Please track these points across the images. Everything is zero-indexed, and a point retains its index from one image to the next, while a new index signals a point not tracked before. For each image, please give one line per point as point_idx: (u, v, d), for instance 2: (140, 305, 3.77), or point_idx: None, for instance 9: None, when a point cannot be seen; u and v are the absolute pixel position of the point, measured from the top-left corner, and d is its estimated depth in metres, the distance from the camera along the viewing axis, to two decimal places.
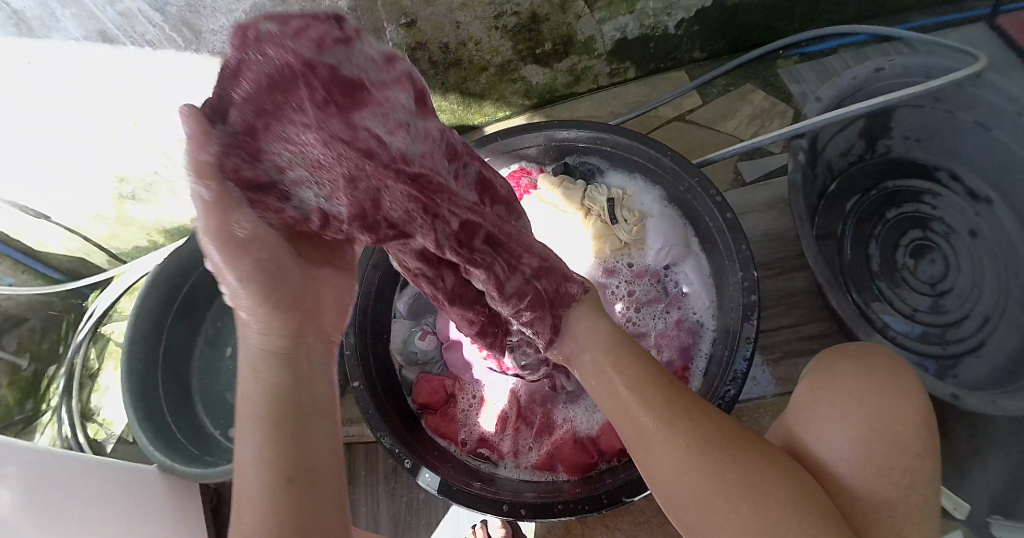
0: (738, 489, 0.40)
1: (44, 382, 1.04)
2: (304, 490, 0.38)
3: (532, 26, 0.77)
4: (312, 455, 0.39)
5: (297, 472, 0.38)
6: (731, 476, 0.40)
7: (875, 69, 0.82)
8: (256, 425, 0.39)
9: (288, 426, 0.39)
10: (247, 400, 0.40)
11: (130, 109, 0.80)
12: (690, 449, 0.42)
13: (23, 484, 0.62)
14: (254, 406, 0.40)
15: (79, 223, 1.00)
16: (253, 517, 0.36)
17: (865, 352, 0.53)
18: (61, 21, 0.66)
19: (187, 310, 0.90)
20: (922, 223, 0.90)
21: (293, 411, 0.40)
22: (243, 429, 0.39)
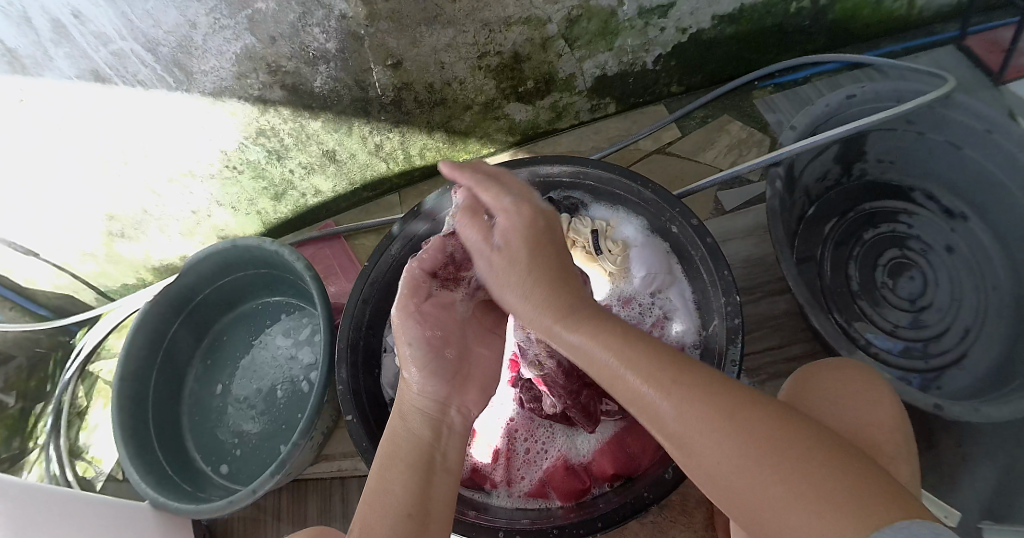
0: (781, 487, 0.35)
1: (31, 420, 1.04)
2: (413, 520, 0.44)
3: (515, 65, 0.80)
4: (431, 505, 0.46)
5: (411, 505, 0.45)
6: (776, 462, 0.36)
7: (847, 96, 0.85)
8: (402, 471, 0.47)
9: (419, 481, 0.47)
10: (399, 443, 0.50)
11: (123, 149, 0.81)
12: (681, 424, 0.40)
13: (10, 521, 0.61)
14: (392, 447, 0.50)
15: (69, 261, 0.99)
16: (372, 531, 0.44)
17: (841, 368, 0.59)
18: (54, 61, 0.66)
19: (180, 346, 0.90)
20: (899, 242, 0.92)
21: (424, 463, 0.48)
22: (378, 467, 0.49)
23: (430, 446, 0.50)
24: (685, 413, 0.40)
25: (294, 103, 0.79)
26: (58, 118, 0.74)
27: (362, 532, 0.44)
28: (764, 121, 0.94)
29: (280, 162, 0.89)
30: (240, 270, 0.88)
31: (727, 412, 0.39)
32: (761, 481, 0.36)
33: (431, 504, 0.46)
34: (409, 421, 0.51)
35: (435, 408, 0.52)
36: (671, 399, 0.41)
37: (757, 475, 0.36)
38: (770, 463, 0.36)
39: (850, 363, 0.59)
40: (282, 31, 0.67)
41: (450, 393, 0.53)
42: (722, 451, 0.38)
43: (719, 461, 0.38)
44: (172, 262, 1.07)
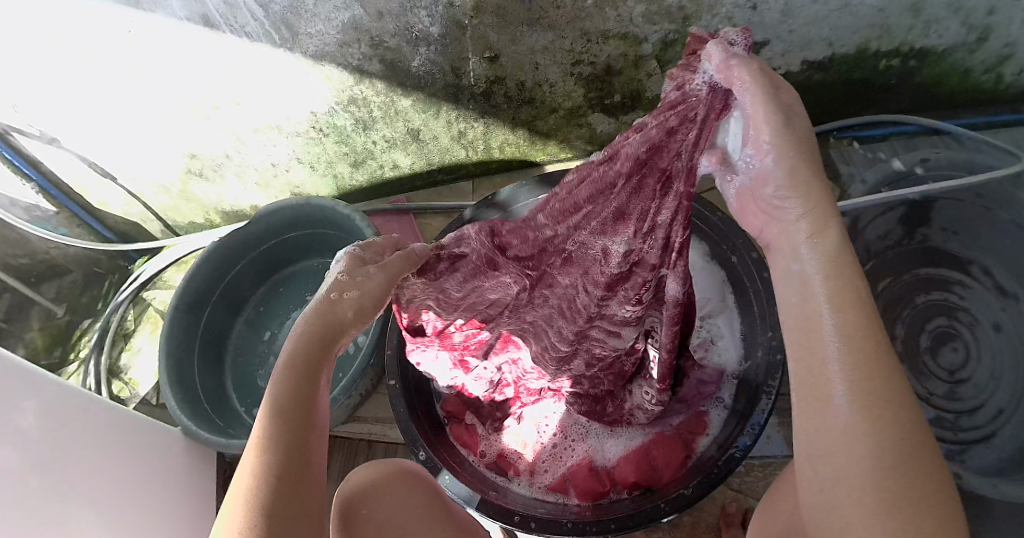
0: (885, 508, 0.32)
1: (77, 334, 1.09)
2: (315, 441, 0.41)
3: (605, 77, 0.82)
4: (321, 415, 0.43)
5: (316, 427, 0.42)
6: (893, 493, 0.32)
7: (922, 159, 0.86)
8: (299, 381, 0.43)
9: (310, 389, 0.43)
10: (300, 352, 0.45)
11: (218, 94, 0.86)
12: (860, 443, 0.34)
13: (38, 422, 0.64)
14: (293, 354, 0.45)
15: (143, 190, 1.05)
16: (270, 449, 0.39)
17: None
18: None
19: (238, 290, 0.95)
20: (949, 312, 0.92)
21: (309, 370, 0.44)
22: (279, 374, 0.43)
23: (320, 358, 0.46)
24: (851, 405, 0.35)
25: (389, 79, 0.82)
26: (160, 54, 0.78)
27: (257, 444, 0.39)
28: (837, 172, 0.95)
29: (365, 132, 0.92)
30: (308, 228, 0.92)
31: (902, 431, 0.34)
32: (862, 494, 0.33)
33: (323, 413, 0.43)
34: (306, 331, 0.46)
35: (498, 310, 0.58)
36: (855, 407, 0.35)
37: (864, 495, 0.33)
38: (885, 505, 0.32)
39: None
40: (390, 9, 0.71)
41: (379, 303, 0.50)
42: (859, 454, 0.34)
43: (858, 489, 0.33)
44: (242, 210, 1.11)
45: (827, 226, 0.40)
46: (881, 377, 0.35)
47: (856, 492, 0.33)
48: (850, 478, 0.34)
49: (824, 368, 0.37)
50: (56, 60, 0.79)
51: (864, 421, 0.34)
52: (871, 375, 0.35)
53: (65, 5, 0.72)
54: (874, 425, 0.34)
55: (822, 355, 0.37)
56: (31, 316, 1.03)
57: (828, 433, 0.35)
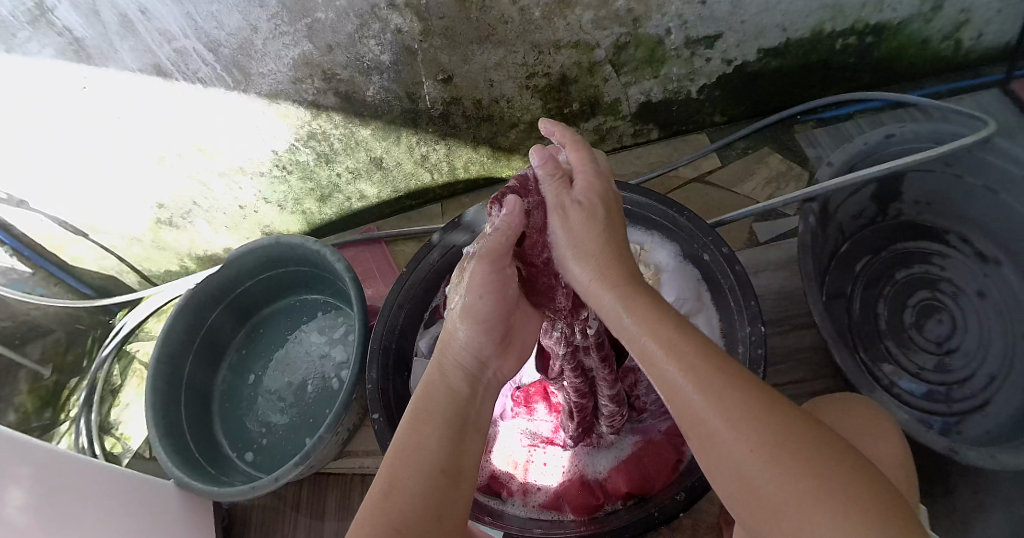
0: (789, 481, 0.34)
1: (65, 394, 1.08)
2: (448, 485, 0.44)
3: (561, 87, 0.82)
4: (463, 463, 0.46)
5: (449, 469, 0.45)
6: (794, 462, 0.35)
7: (886, 135, 0.85)
8: (437, 426, 0.47)
9: (454, 437, 0.47)
10: (439, 397, 0.50)
11: (179, 142, 0.85)
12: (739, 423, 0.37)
13: (32, 486, 0.63)
14: (426, 404, 0.50)
15: (116, 244, 1.04)
16: (409, 485, 0.43)
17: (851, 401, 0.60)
18: (120, 53, 0.71)
19: (218, 333, 0.93)
20: (931, 283, 0.92)
21: (458, 419, 0.49)
22: (410, 422, 0.49)
23: (467, 407, 0.51)
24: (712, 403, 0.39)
25: (346, 110, 0.82)
26: (120, 105, 0.77)
27: (391, 484, 0.43)
28: (803, 155, 0.95)
29: (328, 165, 0.92)
30: (283, 267, 0.91)
31: (757, 405, 0.37)
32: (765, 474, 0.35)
33: (463, 464, 0.46)
34: (450, 378, 0.52)
35: (474, 366, 0.54)
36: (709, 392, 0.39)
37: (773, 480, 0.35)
38: (781, 464, 0.35)
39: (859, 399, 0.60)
40: (339, 40, 0.70)
41: (492, 353, 0.56)
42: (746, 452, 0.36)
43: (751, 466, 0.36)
44: (216, 253, 1.10)
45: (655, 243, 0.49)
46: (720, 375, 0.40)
47: (764, 482, 0.35)
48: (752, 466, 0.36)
49: (676, 388, 0.41)
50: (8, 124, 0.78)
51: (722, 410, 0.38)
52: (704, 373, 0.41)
53: (14, 66, 0.71)
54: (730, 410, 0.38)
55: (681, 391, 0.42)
56: (18, 379, 1.02)
57: (721, 451, 0.37)
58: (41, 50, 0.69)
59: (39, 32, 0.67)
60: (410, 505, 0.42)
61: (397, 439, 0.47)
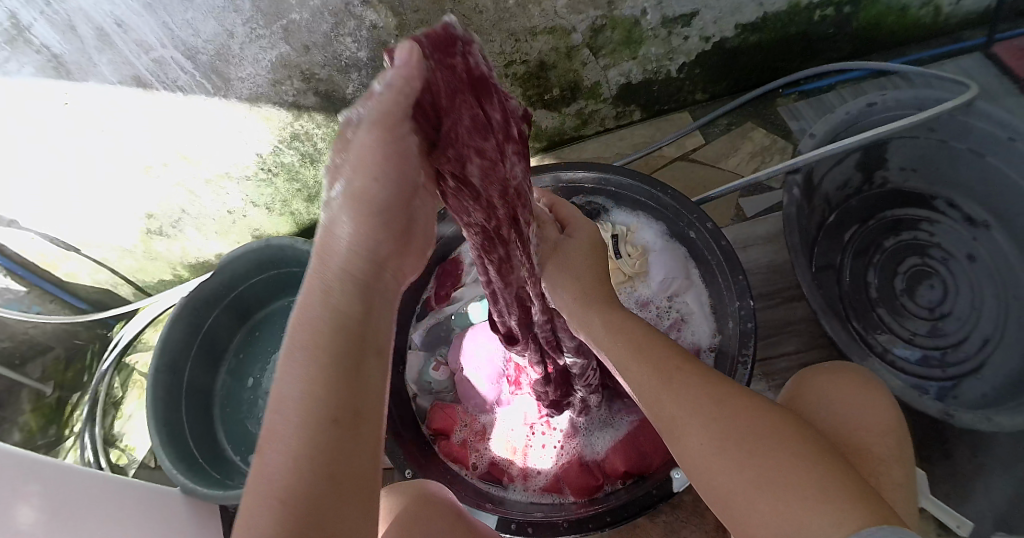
0: (750, 477, 0.39)
1: (68, 410, 1.09)
2: (348, 430, 0.32)
3: (540, 73, 0.82)
4: (361, 398, 0.33)
5: (345, 411, 0.32)
6: (765, 477, 0.39)
7: (867, 104, 0.85)
8: (311, 359, 0.32)
9: (345, 367, 0.33)
10: (314, 325, 0.34)
11: (164, 151, 0.85)
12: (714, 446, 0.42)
13: (42, 504, 0.63)
14: (307, 334, 0.33)
15: (108, 257, 1.04)
16: (277, 452, 0.31)
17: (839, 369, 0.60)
18: (99, 66, 0.71)
19: (214, 339, 0.94)
20: (921, 250, 0.93)
21: (353, 341, 0.34)
22: (293, 357, 0.33)
23: (361, 325, 0.35)
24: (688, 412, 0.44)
25: (328, 110, 0.82)
26: (104, 118, 0.78)
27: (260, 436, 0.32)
28: (787, 129, 0.95)
29: (313, 165, 0.92)
30: (275, 269, 0.92)
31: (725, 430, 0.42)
32: (734, 474, 0.40)
33: (364, 389, 0.33)
34: (317, 304, 0.34)
35: (394, 198, 0.37)
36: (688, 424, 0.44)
37: (742, 482, 0.40)
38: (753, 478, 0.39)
39: (846, 366, 0.61)
40: (315, 40, 0.71)
41: (392, 253, 0.38)
42: (720, 457, 0.41)
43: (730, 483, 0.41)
44: (208, 259, 1.10)
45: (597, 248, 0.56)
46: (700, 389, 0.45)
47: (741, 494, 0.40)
48: (723, 466, 0.41)
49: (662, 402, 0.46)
50: None
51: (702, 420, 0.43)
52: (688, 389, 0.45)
53: None
54: (704, 421, 0.43)
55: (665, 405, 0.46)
56: (21, 398, 1.04)
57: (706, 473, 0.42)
58: (20, 69, 0.69)
59: (17, 51, 0.67)
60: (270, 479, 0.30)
61: (277, 386, 0.33)
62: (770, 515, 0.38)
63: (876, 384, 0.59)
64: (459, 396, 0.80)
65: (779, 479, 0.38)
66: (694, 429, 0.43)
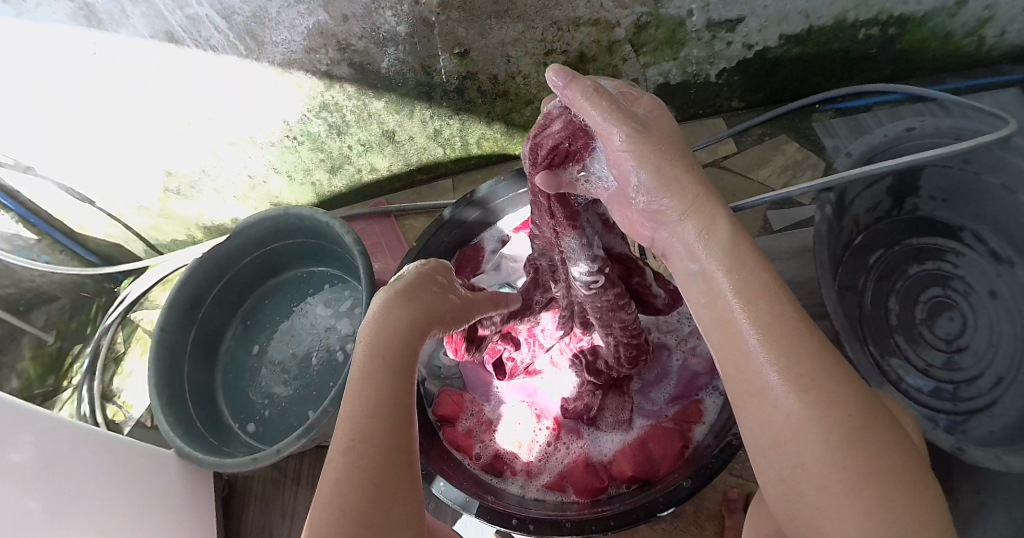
0: (859, 501, 0.32)
1: (67, 361, 1.08)
2: (384, 418, 0.40)
3: (579, 65, 0.81)
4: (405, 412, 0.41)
5: (387, 407, 0.41)
6: (874, 494, 0.32)
7: (907, 128, 0.83)
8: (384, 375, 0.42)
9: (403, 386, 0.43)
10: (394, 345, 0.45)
11: (189, 111, 0.84)
12: (828, 445, 0.33)
13: (34, 456, 0.63)
14: (381, 345, 0.45)
15: (123, 212, 1.03)
16: (339, 473, 0.38)
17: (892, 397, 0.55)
18: (131, 19, 0.69)
19: (222, 304, 0.93)
20: (943, 280, 0.92)
21: (402, 369, 0.44)
22: (360, 361, 0.44)
23: (403, 339, 0.46)
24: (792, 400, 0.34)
25: (359, 82, 0.81)
26: (132, 70, 0.76)
27: (351, 437, 0.39)
28: (821, 146, 0.93)
29: (339, 137, 0.91)
30: (289, 237, 0.90)
31: (838, 442, 0.33)
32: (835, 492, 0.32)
33: (406, 393, 0.43)
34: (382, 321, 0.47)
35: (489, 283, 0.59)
36: (800, 408, 0.34)
37: (843, 502, 0.32)
38: (858, 491, 0.32)
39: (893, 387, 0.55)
40: (354, 11, 0.69)
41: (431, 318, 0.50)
42: (821, 465, 0.33)
43: (812, 466, 0.33)
44: (223, 223, 1.09)
45: (715, 222, 0.42)
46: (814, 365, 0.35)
47: (824, 489, 0.33)
48: (826, 478, 0.33)
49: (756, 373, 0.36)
50: (16, 86, 0.77)
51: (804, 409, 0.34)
52: (799, 363, 0.35)
53: (25, 29, 0.70)
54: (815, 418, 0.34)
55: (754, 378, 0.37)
56: (21, 345, 1.02)
57: (786, 449, 0.35)
58: (52, 15, 0.68)
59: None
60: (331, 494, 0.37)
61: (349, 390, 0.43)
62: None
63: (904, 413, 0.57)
64: (468, 385, 0.81)
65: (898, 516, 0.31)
66: (793, 425, 0.34)
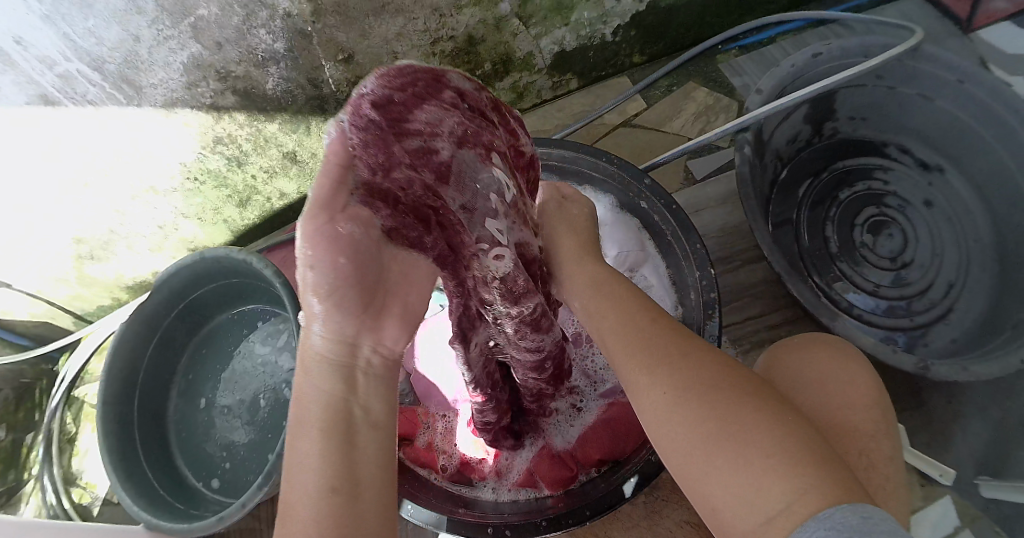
0: (704, 433, 0.38)
1: (24, 451, 0.99)
2: (353, 495, 0.36)
3: (469, 48, 0.79)
4: (360, 468, 0.37)
5: (347, 479, 0.36)
6: (701, 407, 0.39)
7: (812, 55, 0.83)
8: (318, 435, 0.37)
9: (338, 444, 0.37)
10: (307, 401, 0.40)
11: (84, 170, 0.79)
12: (673, 393, 0.41)
13: None
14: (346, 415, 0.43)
15: (41, 288, 0.96)
16: None
17: (809, 343, 0.58)
18: (1, 89, 0.64)
19: (160, 365, 0.89)
20: (877, 199, 0.92)
21: (342, 423, 0.39)
22: (288, 433, 0.39)
23: (346, 406, 0.40)
24: (640, 371, 0.43)
25: (248, 108, 0.78)
26: (19, 142, 0.71)
27: (284, 516, 0.35)
28: (730, 86, 0.93)
29: (241, 168, 0.88)
30: (214, 281, 0.87)
31: (668, 363, 0.43)
32: (690, 424, 0.39)
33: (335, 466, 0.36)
34: (309, 388, 0.40)
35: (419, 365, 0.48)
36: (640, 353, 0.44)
37: (684, 428, 0.39)
38: (694, 415, 0.39)
39: (817, 337, 0.58)
40: (227, 36, 0.66)
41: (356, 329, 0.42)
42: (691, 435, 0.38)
43: (657, 415, 0.41)
44: (146, 278, 1.05)
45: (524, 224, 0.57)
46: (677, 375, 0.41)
47: (670, 430, 0.40)
48: (675, 420, 0.39)
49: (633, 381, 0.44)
50: None
51: (662, 387, 0.41)
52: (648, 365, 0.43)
53: None
54: (667, 378, 0.42)
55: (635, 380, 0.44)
56: None
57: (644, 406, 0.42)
58: None
59: None
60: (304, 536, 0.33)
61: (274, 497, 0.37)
62: (726, 479, 0.36)
63: (853, 354, 0.56)
64: (419, 396, 0.78)
65: (750, 447, 0.36)
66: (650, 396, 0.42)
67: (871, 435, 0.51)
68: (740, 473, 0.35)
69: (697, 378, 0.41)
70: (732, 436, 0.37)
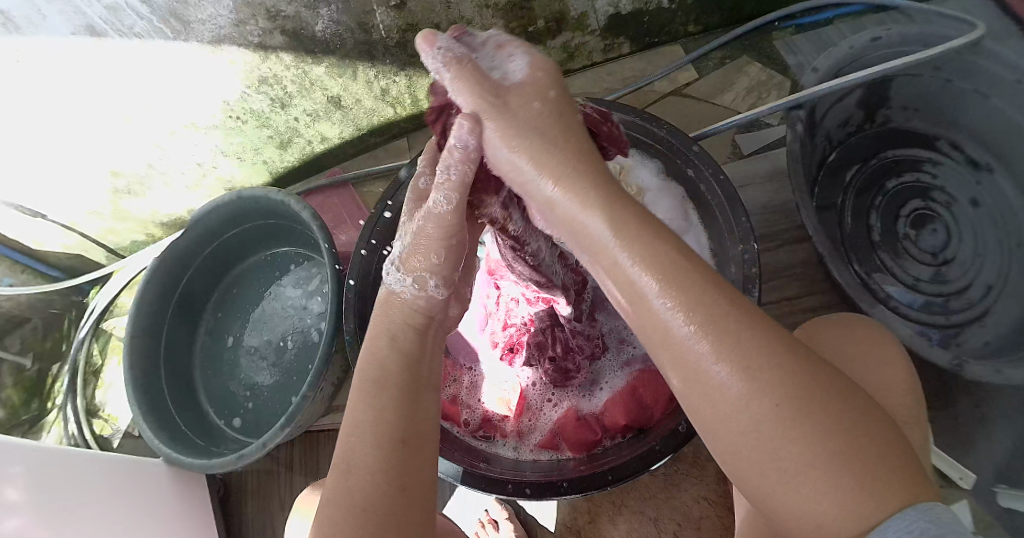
0: (809, 448, 0.33)
1: (49, 381, 1.01)
2: (412, 446, 0.42)
3: (524, 3, 0.77)
4: (419, 424, 0.43)
5: (408, 431, 0.42)
6: (803, 409, 0.34)
7: (872, 38, 0.80)
8: (387, 395, 0.43)
9: (406, 398, 0.43)
10: (382, 357, 0.46)
11: (125, 102, 0.79)
12: (774, 391, 0.35)
13: (25, 484, 0.63)
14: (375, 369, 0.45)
15: (77, 220, 0.97)
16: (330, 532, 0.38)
17: (854, 324, 0.57)
18: (47, 18, 0.64)
19: (190, 303, 0.90)
20: (923, 193, 0.89)
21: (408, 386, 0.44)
22: (360, 388, 0.44)
23: (413, 367, 0.46)
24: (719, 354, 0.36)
25: (296, 49, 0.77)
26: (64, 72, 0.71)
27: (348, 459, 0.41)
28: (784, 64, 0.91)
29: (284, 110, 0.88)
30: (248, 223, 0.88)
31: (755, 341, 0.36)
32: (794, 433, 0.33)
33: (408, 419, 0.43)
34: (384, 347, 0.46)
35: (435, 323, 0.50)
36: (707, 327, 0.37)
37: (787, 432, 0.34)
38: (799, 419, 0.34)
39: (859, 319, 0.58)
40: None
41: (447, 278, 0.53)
42: (765, 411, 0.34)
43: (751, 411, 0.35)
44: (180, 217, 1.06)
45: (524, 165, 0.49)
46: (749, 341, 0.36)
47: (765, 429, 0.34)
48: (776, 425, 0.34)
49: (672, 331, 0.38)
50: None
51: (747, 379, 0.35)
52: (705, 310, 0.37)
53: None
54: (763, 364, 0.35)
55: (678, 341, 0.37)
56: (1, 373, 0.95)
57: (716, 391, 0.36)
58: None
59: None
60: (366, 487, 0.39)
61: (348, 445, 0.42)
62: (821, 488, 0.33)
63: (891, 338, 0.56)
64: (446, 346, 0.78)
65: (858, 461, 0.33)
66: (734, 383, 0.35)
67: (912, 420, 0.51)
68: (841, 484, 0.32)
69: (796, 370, 0.35)
70: (841, 454, 0.33)
